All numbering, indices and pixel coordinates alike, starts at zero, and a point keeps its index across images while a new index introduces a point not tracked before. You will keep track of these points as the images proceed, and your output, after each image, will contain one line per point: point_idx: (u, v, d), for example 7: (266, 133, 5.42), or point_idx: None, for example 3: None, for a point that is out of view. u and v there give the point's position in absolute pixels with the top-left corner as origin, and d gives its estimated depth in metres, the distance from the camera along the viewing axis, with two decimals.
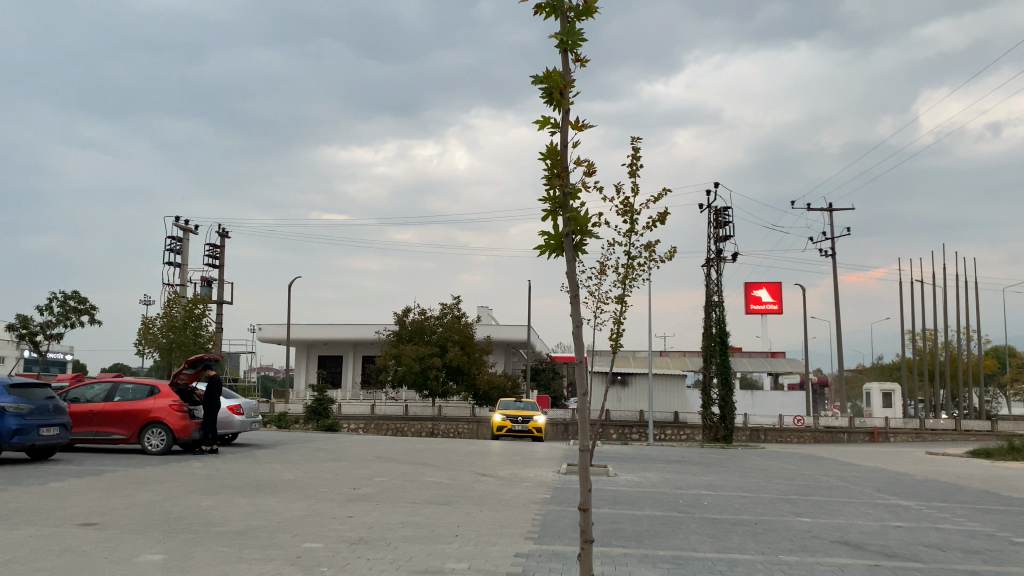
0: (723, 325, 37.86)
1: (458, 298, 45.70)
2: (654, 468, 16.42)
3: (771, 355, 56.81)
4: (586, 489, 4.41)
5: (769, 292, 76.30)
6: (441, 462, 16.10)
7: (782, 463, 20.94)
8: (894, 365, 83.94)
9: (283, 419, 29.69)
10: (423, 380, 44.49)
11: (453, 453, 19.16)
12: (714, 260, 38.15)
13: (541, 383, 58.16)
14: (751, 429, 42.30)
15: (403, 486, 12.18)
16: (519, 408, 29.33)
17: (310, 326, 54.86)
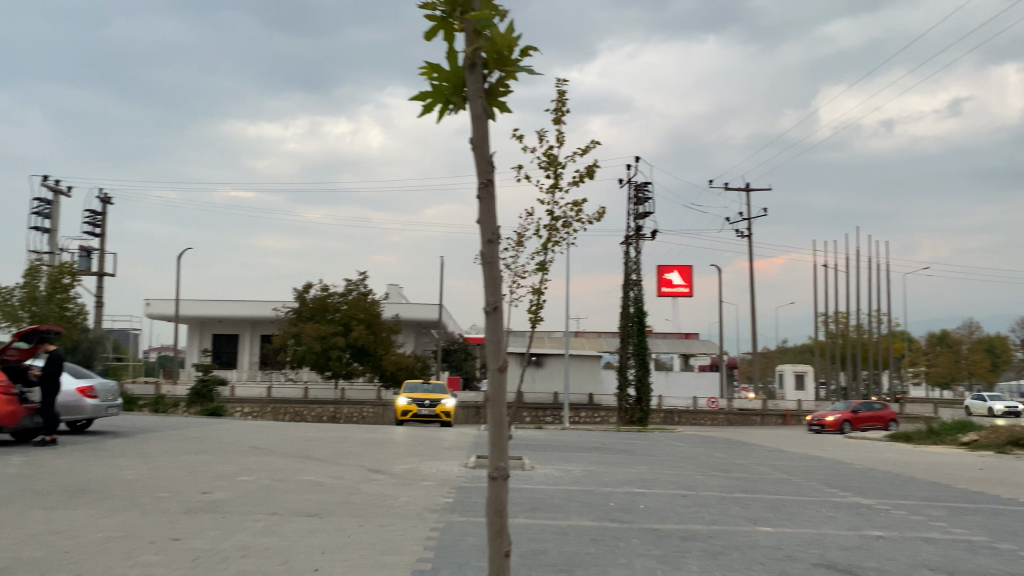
0: (642, 305, 36.48)
1: (363, 274, 42.87)
2: (575, 459, 14.47)
3: (684, 337, 56.12)
4: (500, 534, 2.53)
5: (680, 275, 76.01)
6: (328, 455, 13.69)
7: (708, 450, 19.38)
8: (800, 349, 85.13)
9: (160, 403, 26.52)
10: (324, 361, 41.71)
11: (345, 443, 16.75)
12: (633, 238, 36.68)
13: (452, 365, 55.84)
14: (665, 411, 41.34)
15: (271, 489, 9.78)
16: (427, 390, 27.02)
17: (203, 303, 50.97)
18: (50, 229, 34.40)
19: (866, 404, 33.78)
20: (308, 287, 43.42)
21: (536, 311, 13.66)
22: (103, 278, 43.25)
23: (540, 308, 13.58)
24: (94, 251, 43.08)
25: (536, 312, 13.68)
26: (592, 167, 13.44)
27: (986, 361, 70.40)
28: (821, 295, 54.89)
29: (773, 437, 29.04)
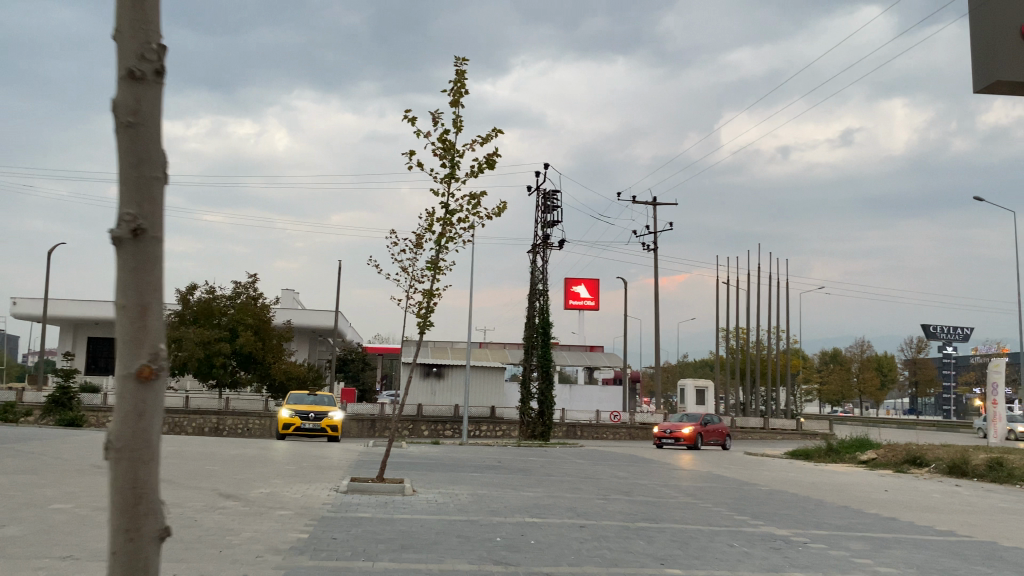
0: (547, 315, 35.50)
1: (254, 276, 40.40)
2: (464, 480, 13.09)
3: (589, 349, 55.60)
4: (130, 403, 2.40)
5: (587, 288, 75.95)
6: (178, 476, 11.84)
7: (611, 468, 18.32)
8: (703, 364, 86.30)
9: (9, 410, 23.74)
10: (207, 368, 39.08)
11: (207, 460, 14.86)
12: (539, 247, 35.66)
13: (349, 375, 53.55)
14: (567, 425, 40.44)
15: (84, 523, 7.98)
16: (312, 402, 25.11)
17: (78, 302, 47.19)
18: None
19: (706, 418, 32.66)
20: (192, 290, 40.68)
21: (428, 312, 12.19)
22: None
23: (433, 310, 12.13)
24: None
25: (427, 315, 12.21)
26: (493, 157, 12.10)
27: (875, 379, 73.05)
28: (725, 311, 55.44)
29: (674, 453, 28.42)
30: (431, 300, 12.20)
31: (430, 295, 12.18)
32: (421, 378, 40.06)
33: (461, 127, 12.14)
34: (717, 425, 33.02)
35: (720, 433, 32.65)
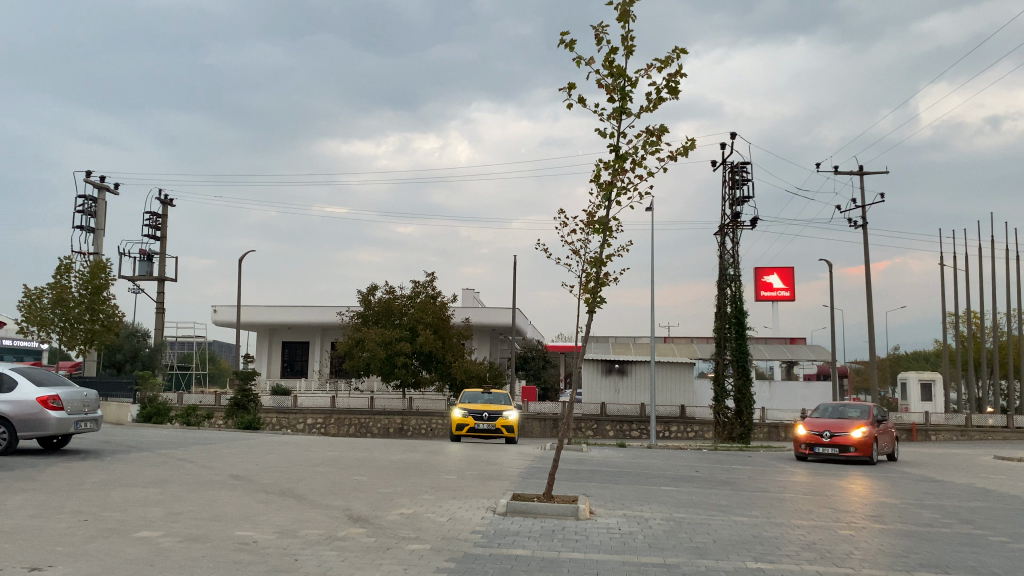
0: (740, 303, 31.86)
1: (431, 274, 39.64)
2: (657, 499, 10.29)
3: (789, 342, 50.66)
4: None
5: (780, 278, 70.10)
6: (314, 490, 10.00)
7: (838, 479, 14.84)
8: (919, 358, 77.40)
9: (191, 415, 23.91)
10: (389, 369, 38.83)
11: (361, 468, 13.13)
12: (728, 227, 32.00)
13: (530, 374, 52.11)
14: (770, 426, 36.53)
15: (152, 562, 6.06)
16: (486, 402, 23.28)
17: (271, 309, 48.87)
18: (95, 230, 31.81)
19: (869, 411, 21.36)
20: (372, 290, 40.57)
21: (598, 280, 9.62)
22: (165, 282, 41.59)
23: (604, 277, 9.53)
24: (155, 256, 41.77)
25: (596, 285, 9.67)
26: (675, 80, 9.34)
27: None
28: (951, 293, 48.35)
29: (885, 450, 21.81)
30: (600, 266, 9.63)
31: (598, 259, 9.61)
32: (603, 376, 37.38)
33: (631, 48, 9.47)
34: (882, 422, 21.89)
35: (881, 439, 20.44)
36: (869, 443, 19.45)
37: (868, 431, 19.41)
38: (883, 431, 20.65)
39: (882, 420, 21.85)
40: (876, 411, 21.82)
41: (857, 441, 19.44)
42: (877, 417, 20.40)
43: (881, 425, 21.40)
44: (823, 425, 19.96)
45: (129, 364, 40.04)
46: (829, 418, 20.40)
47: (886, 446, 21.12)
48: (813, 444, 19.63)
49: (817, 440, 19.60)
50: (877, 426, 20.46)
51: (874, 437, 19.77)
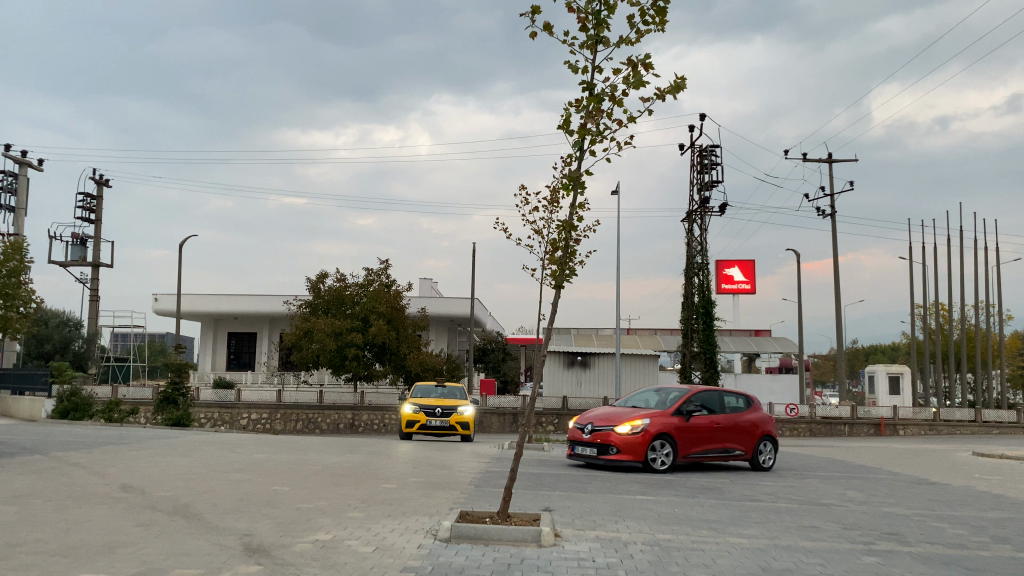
0: (708, 292, 30.43)
1: (386, 261, 37.60)
2: (633, 514, 8.57)
3: (754, 334, 49.66)
4: None
5: (741, 270, 69.31)
6: (215, 507, 8.05)
7: (826, 481, 13.33)
8: (877, 352, 77.27)
9: (114, 410, 21.62)
10: (340, 361, 36.80)
11: (287, 474, 11.21)
12: (696, 212, 30.51)
13: (489, 367, 50.38)
14: None
15: None
16: (440, 396, 21.42)
17: (215, 298, 46.39)
18: (16, 209, 29.17)
19: (707, 395, 14.27)
20: (322, 278, 38.37)
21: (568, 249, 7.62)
22: (98, 268, 38.91)
23: (575, 243, 7.53)
24: (87, 239, 39.07)
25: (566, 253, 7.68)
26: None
27: None
28: (917, 284, 47.75)
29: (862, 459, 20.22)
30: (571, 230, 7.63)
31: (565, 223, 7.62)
32: (565, 368, 35.74)
33: None
34: (740, 409, 14.61)
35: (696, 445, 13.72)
36: (638, 445, 13.00)
37: (642, 425, 13.05)
38: (704, 427, 13.81)
39: (740, 407, 14.59)
40: (729, 397, 14.58)
41: (624, 439, 13.09)
42: (687, 407, 13.70)
43: (724, 417, 14.29)
44: (597, 415, 13.77)
45: (59, 355, 37.38)
46: (620, 407, 14.10)
47: (724, 447, 14.02)
48: (573, 440, 13.61)
49: (575, 435, 13.57)
50: (687, 419, 13.65)
51: (658, 435, 13.25)
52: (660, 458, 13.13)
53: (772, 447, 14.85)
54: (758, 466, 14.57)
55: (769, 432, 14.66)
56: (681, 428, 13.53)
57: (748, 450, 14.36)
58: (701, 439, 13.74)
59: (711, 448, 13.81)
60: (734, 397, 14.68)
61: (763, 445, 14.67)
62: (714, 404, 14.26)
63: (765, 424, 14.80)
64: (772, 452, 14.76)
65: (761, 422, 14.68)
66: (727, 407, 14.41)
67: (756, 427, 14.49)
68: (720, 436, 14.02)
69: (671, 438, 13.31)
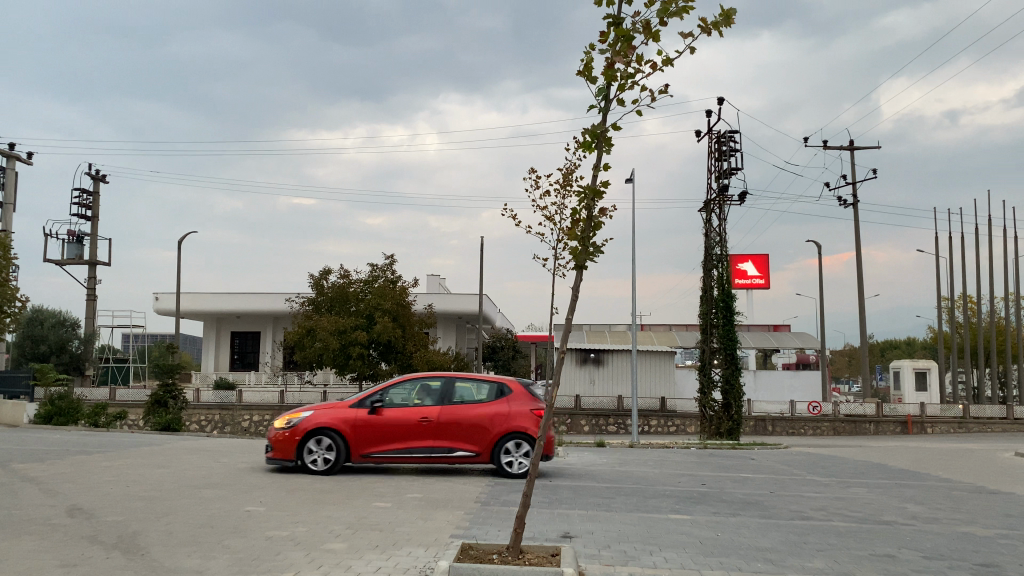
0: (728, 286, 28.95)
1: (391, 257, 36.26)
2: (669, 542, 7.16)
3: (773, 329, 48.09)
4: None
5: (755, 265, 67.72)
6: (167, 537, 6.69)
7: (875, 492, 11.89)
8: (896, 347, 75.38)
9: (100, 415, 20.35)
10: (344, 360, 35.48)
11: (268, 489, 9.85)
12: (715, 202, 29.05)
13: (498, 365, 49.02)
14: (756, 419, 33.97)
15: None
16: None
17: (217, 297, 45.18)
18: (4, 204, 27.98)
19: (433, 386, 11.88)
20: (325, 274, 37.08)
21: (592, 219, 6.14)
22: (96, 266, 37.73)
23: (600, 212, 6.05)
24: (84, 237, 37.90)
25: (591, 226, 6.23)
26: None
27: None
28: (942, 277, 46.06)
29: (902, 462, 18.68)
30: (595, 198, 6.16)
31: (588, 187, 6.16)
32: (577, 367, 34.29)
33: None
34: (479, 401, 11.82)
35: (383, 442, 11.55)
36: (290, 440, 11.44)
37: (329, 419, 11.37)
38: (399, 421, 11.58)
39: (479, 398, 11.83)
40: (463, 384, 11.93)
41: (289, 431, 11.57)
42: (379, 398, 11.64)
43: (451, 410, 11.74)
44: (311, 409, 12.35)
45: (55, 356, 36.23)
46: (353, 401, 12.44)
47: (439, 448, 11.59)
48: None
49: None
50: (373, 411, 11.60)
51: (319, 429, 11.48)
52: (318, 459, 11.41)
53: (533, 447, 11.75)
54: (504, 471, 11.65)
55: (514, 429, 11.62)
56: (359, 423, 11.54)
57: (482, 451, 11.65)
58: (385, 436, 11.56)
59: (410, 448, 11.53)
60: (477, 386, 11.97)
61: (511, 445, 11.67)
62: (433, 395, 11.82)
63: (517, 417, 11.72)
64: (528, 453, 11.69)
65: (508, 416, 11.72)
66: (455, 400, 11.80)
67: (492, 424, 11.66)
68: (430, 435, 11.60)
69: (343, 436, 11.51)
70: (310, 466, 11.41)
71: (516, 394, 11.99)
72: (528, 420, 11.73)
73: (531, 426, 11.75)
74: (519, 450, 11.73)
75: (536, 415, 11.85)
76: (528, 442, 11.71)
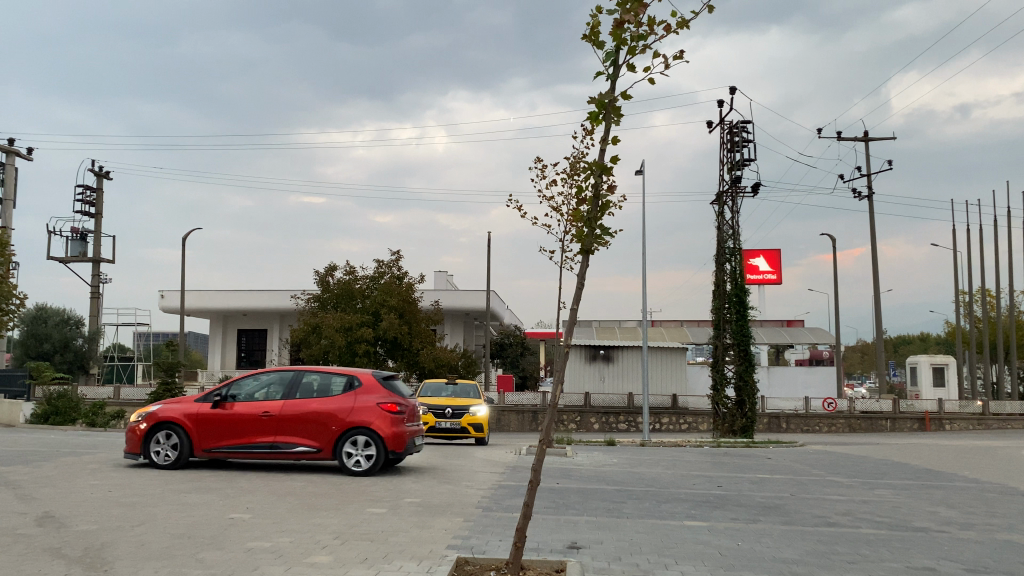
0: (740, 280, 28.28)
1: (397, 252, 35.70)
2: (686, 554, 6.55)
3: (787, 324, 47.33)
4: None
5: (766, 260, 66.92)
6: (137, 550, 6.13)
7: (902, 494, 11.24)
8: (910, 343, 74.39)
9: (99, 416, 19.90)
10: (350, 358, 34.95)
11: (259, 493, 9.31)
12: (728, 194, 28.35)
13: (507, 362, 48.46)
14: (770, 416, 33.28)
15: None
16: (452, 395, 19.49)
17: (223, 295, 44.76)
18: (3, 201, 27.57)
19: (280, 380, 11.45)
20: (331, 270, 36.58)
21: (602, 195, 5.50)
22: (99, 263, 37.34)
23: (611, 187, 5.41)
24: (88, 234, 37.51)
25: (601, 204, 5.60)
26: None
27: None
28: (959, 272, 45.18)
29: (924, 462, 18.01)
30: (604, 172, 5.53)
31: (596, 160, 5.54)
32: (586, 363, 33.67)
33: None
34: (326, 395, 11.31)
35: (224, 436, 11.19)
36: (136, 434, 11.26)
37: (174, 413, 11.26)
38: (240, 416, 11.19)
39: (326, 392, 11.33)
40: (313, 378, 11.45)
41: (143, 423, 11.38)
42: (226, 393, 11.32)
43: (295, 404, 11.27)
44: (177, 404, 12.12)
45: (59, 355, 35.85)
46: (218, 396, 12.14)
47: (279, 443, 11.11)
48: None
49: None
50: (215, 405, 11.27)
51: (162, 423, 11.25)
52: (160, 453, 11.20)
53: (377, 444, 11.14)
54: (346, 468, 11.13)
55: (357, 424, 11.09)
56: (199, 417, 11.24)
57: (323, 447, 11.09)
58: (225, 430, 11.21)
59: (252, 444, 11.12)
60: (325, 379, 11.46)
61: (354, 441, 11.12)
62: (281, 389, 11.38)
63: (361, 413, 11.16)
64: (372, 450, 11.07)
65: (352, 409, 11.15)
66: (300, 394, 11.32)
67: (334, 419, 11.12)
68: (270, 429, 11.13)
69: (187, 431, 11.23)
70: (155, 460, 11.22)
71: (366, 387, 11.41)
72: (374, 415, 11.13)
73: (376, 420, 11.13)
74: (360, 446, 11.14)
75: (384, 410, 11.21)
76: (372, 439, 11.14)
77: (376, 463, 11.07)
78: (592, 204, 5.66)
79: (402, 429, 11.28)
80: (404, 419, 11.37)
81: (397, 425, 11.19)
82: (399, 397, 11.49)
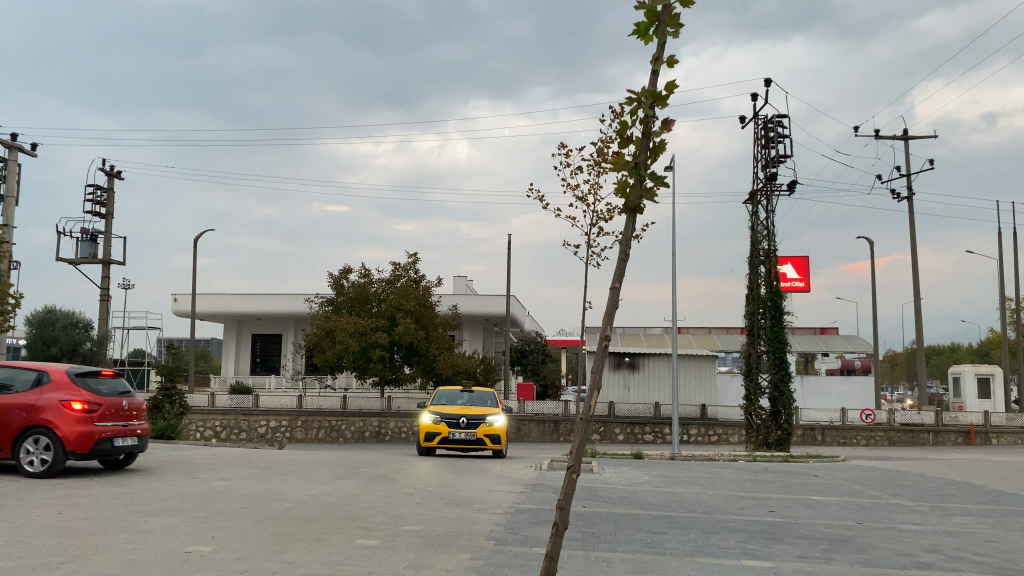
0: (776, 284, 26.61)
1: (414, 254, 34.40)
2: None
3: (819, 332, 45.47)
4: None
5: (795, 268, 64.99)
6: None
7: (984, 523, 9.64)
8: (942, 354, 72.02)
9: None
10: (365, 364, 33.63)
11: (234, 518, 7.92)
12: (762, 192, 26.74)
13: (527, 369, 47.01)
14: (805, 428, 31.56)
15: None
16: (467, 403, 18.06)
17: (236, 299, 43.68)
18: (6, 198, 26.54)
19: None
20: (346, 273, 35.34)
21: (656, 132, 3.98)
22: (109, 264, 36.36)
23: (667, 120, 3.89)
24: (98, 233, 36.54)
25: (654, 143, 4.07)
26: None
27: None
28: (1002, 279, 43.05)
29: (985, 482, 16.31)
30: (656, 101, 4.04)
31: (646, 86, 4.06)
32: (611, 371, 32.10)
33: None
34: (14, 391, 10.44)
35: None
36: None
37: None
38: None
39: (17, 387, 10.44)
40: (10, 373, 10.60)
41: None
42: None
43: None
44: None
45: (66, 359, 34.85)
46: None
47: None
48: None
49: None
50: None
51: None
52: None
53: (54, 444, 10.18)
54: (25, 470, 10.28)
55: (32, 423, 10.16)
56: None
57: (3, 446, 10.27)
58: None
59: None
60: (22, 373, 10.55)
61: (34, 441, 10.23)
62: None
63: (39, 411, 10.18)
64: (46, 450, 10.15)
65: (33, 408, 10.19)
66: None
67: (15, 415, 10.22)
68: None
69: None
70: None
71: (56, 384, 10.41)
72: (54, 414, 10.12)
73: (57, 420, 10.13)
74: (39, 446, 10.24)
75: (67, 409, 10.19)
76: (50, 439, 10.17)
77: (54, 464, 10.17)
78: (639, 144, 4.13)
79: (89, 428, 10.23)
80: (94, 417, 10.33)
81: (79, 425, 10.16)
82: (91, 394, 10.44)
